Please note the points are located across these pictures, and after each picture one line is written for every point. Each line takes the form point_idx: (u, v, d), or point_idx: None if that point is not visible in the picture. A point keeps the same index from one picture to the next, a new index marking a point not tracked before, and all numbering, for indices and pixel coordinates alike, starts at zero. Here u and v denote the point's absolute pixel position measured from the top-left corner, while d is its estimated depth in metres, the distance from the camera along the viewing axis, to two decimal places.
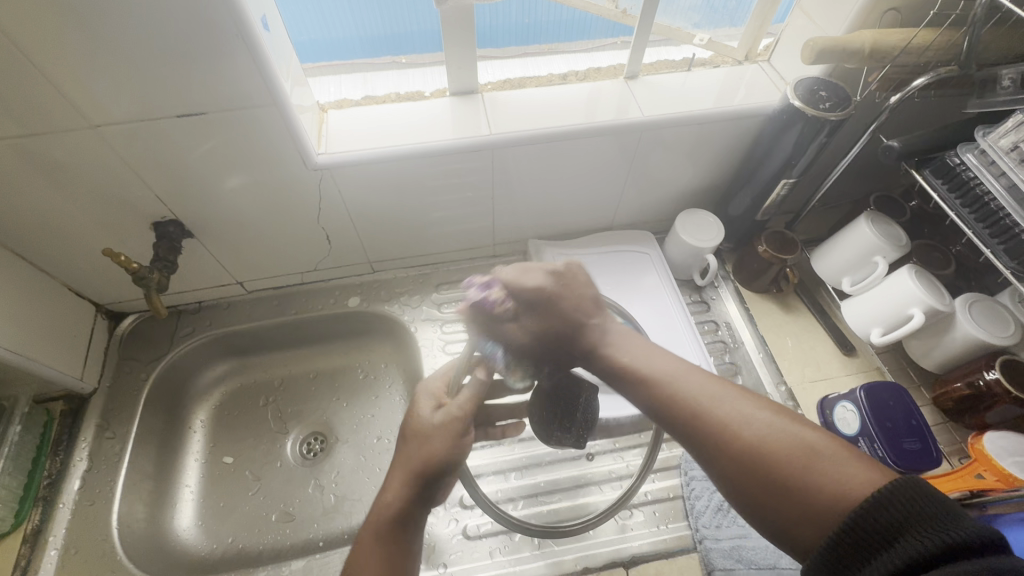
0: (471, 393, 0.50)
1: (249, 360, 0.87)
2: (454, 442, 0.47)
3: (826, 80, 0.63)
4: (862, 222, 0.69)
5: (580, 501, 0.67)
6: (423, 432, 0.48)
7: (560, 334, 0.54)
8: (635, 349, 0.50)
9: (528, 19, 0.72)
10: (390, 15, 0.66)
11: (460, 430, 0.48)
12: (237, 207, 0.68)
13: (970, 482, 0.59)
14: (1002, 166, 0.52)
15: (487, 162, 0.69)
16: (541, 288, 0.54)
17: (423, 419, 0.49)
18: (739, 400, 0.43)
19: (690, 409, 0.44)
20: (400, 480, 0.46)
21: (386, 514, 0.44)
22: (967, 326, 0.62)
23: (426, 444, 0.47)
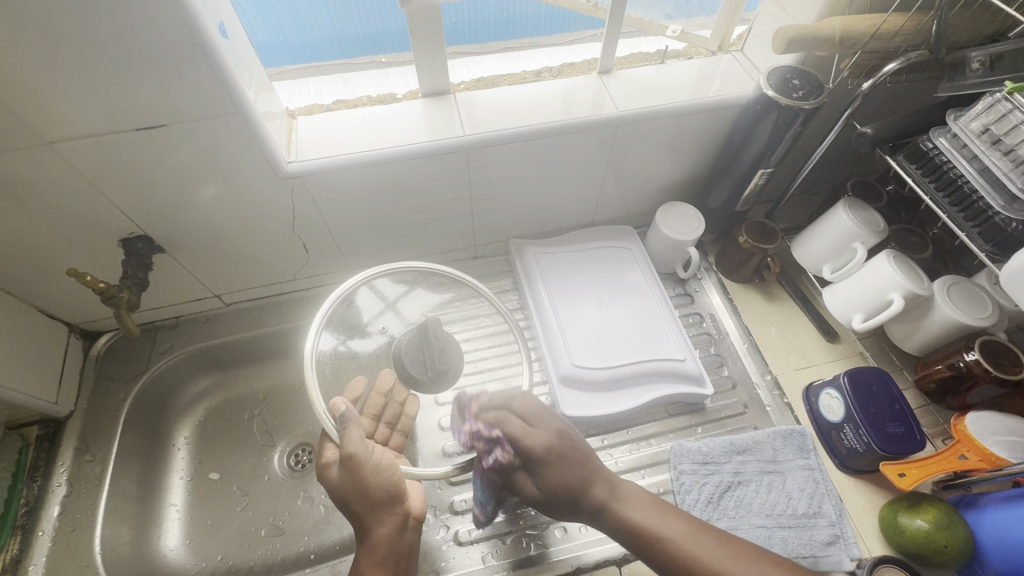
0: (355, 428, 0.50)
1: (231, 373, 0.85)
2: (378, 473, 0.51)
3: (798, 68, 0.63)
4: (839, 209, 0.70)
5: None
6: (348, 491, 0.50)
7: (580, 493, 0.48)
8: (643, 510, 0.49)
9: (506, 14, 0.71)
10: (367, 14, 0.66)
11: (363, 463, 0.50)
12: (210, 220, 0.66)
13: (955, 464, 0.59)
14: (974, 149, 0.52)
15: (463, 163, 0.68)
16: (547, 445, 0.49)
17: (338, 476, 0.51)
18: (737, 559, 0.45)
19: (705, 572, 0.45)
20: (380, 520, 0.51)
21: (384, 551, 0.51)
22: (945, 308, 0.62)
23: (364, 495, 0.51)
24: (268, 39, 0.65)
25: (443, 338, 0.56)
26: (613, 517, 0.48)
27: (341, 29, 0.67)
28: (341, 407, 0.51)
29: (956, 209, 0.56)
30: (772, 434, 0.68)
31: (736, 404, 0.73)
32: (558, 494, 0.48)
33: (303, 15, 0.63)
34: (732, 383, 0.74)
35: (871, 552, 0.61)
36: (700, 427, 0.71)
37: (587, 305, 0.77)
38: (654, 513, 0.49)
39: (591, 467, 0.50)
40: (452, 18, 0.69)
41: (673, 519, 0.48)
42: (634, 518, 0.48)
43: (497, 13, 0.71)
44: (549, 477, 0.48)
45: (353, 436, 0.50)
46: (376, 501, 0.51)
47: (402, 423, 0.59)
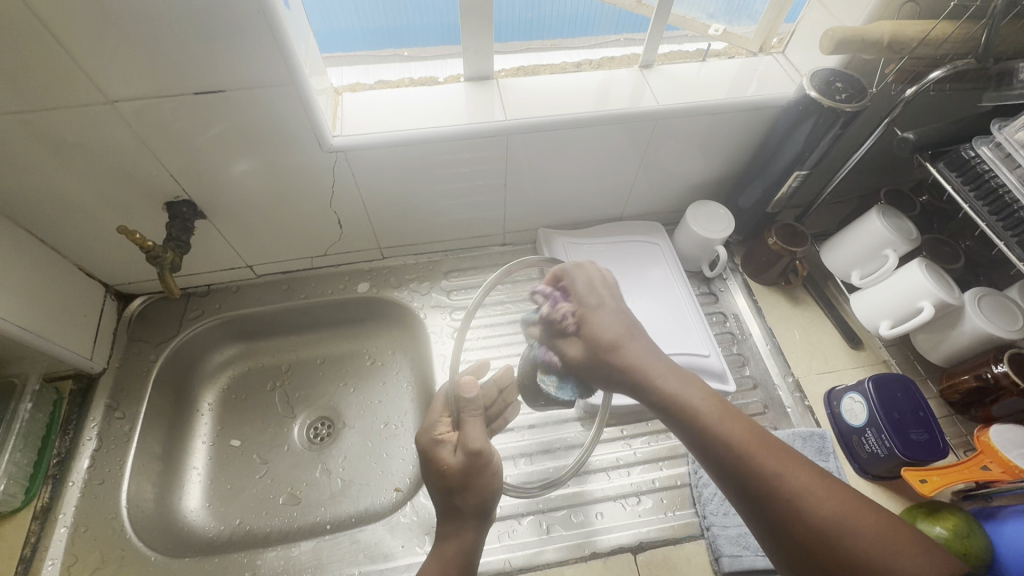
0: (477, 422, 0.50)
1: (257, 344, 0.87)
2: (492, 476, 0.50)
3: (842, 71, 0.63)
4: (872, 215, 0.70)
5: (588, 486, 0.66)
6: (458, 480, 0.49)
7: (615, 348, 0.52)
8: (700, 396, 0.48)
9: (532, 15, 0.72)
10: (394, 5, 0.66)
11: (486, 464, 0.49)
12: (249, 191, 0.68)
13: (977, 474, 0.60)
14: (1017, 159, 0.52)
15: (501, 148, 0.69)
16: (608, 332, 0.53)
17: (454, 461, 0.49)
18: (786, 462, 0.44)
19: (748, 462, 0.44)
20: (471, 525, 0.50)
21: (465, 554, 0.49)
22: (976, 320, 0.62)
23: (472, 492, 0.49)
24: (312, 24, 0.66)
25: None
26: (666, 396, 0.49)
27: (380, 17, 0.68)
28: (473, 391, 0.50)
29: (995, 219, 0.56)
30: (791, 435, 0.68)
31: (756, 402, 0.73)
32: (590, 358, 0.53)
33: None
34: (753, 383, 0.75)
35: None
36: None
37: None
38: (713, 404, 0.48)
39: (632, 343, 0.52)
40: (501, 15, 0.71)
41: (698, 390, 0.49)
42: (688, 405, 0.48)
43: (524, 12, 0.71)
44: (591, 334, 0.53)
45: (478, 430, 0.49)
46: (477, 505, 0.50)
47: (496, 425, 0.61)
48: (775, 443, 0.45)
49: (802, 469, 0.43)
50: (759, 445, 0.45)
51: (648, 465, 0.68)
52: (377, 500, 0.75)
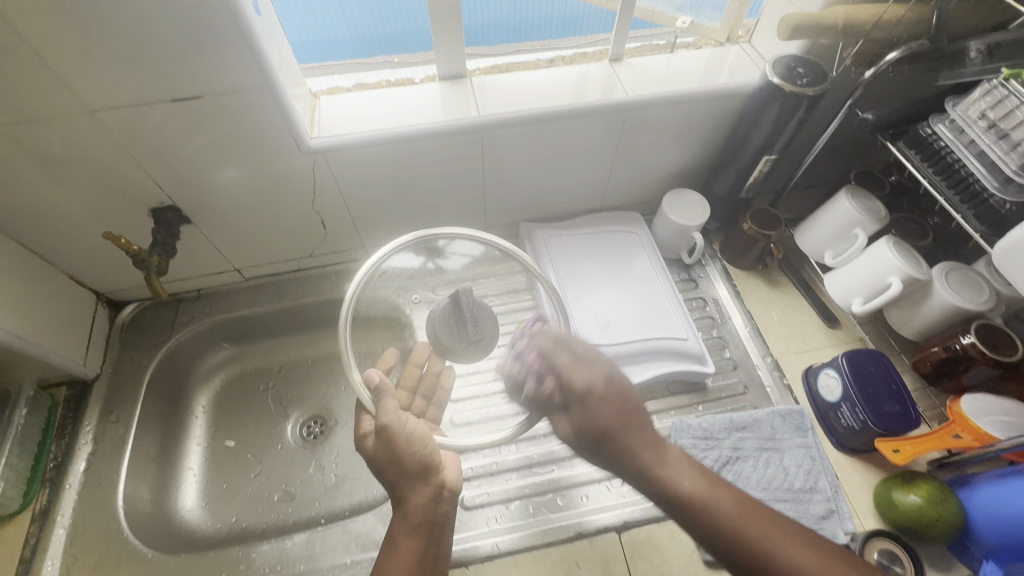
0: (389, 400, 0.54)
1: (247, 346, 0.88)
2: (409, 441, 0.53)
3: (804, 58, 0.65)
4: (842, 196, 0.72)
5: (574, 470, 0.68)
6: (384, 458, 0.53)
7: (620, 437, 0.47)
8: (694, 478, 0.46)
9: (520, 18, 0.74)
10: (382, 13, 0.69)
11: (397, 433, 0.52)
12: (232, 200, 0.70)
13: (949, 442, 0.62)
14: (972, 135, 0.54)
15: (477, 144, 0.71)
16: (590, 386, 0.49)
17: (371, 444, 0.54)
18: (794, 543, 0.43)
19: (740, 542, 0.43)
20: (413, 490, 0.53)
21: (417, 515, 0.52)
22: (944, 294, 0.64)
23: (398, 463, 0.52)
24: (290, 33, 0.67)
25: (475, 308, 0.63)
26: (653, 481, 0.46)
27: (356, 25, 0.69)
28: (375, 380, 0.55)
29: (952, 193, 0.58)
30: (770, 414, 0.70)
31: (736, 383, 0.75)
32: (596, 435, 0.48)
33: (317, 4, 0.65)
34: (733, 364, 0.76)
35: (864, 527, 0.63)
36: (701, 405, 0.73)
37: (594, 285, 0.79)
38: (704, 485, 0.46)
39: (645, 428, 0.48)
40: (470, 19, 0.72)
41: (687, 467, 0.47)
42: (682, 488, 0.45)
43: (512, 15, 0.73)
44: (584, 415, 0.49)
45: (387, 407, 0.53)
46: (410, 471, 0.53)
47: (435, 395, 0.69)
48: (770, 518, 0.44)
49: (804, 548, 0.43)
50: (756, 526, 0.44)
51: None
52: (370, 493, 0.77)
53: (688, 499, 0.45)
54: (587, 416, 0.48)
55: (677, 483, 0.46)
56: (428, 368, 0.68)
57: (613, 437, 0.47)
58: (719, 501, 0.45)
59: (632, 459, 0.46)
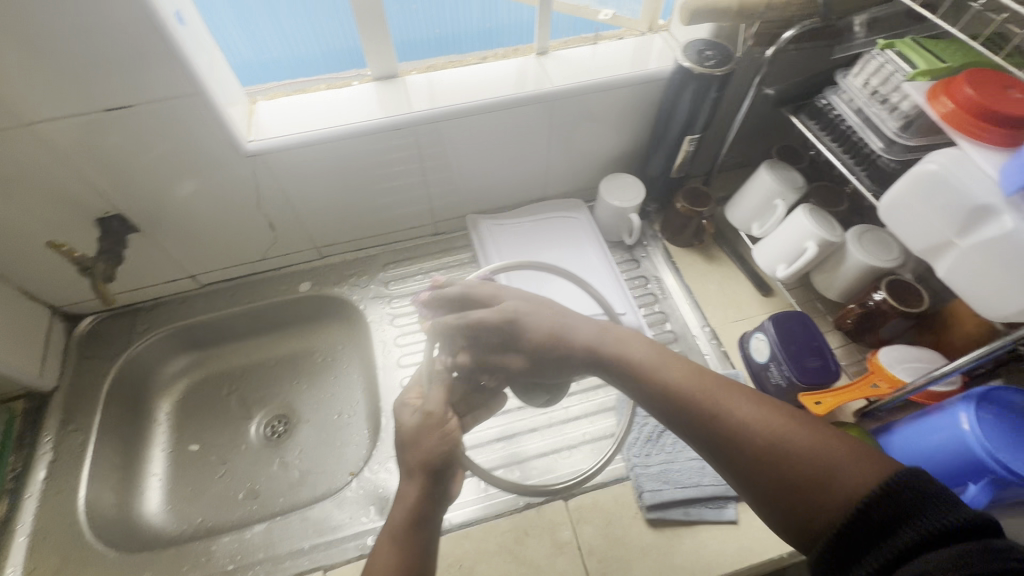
0: (439, 391, 0.52)
1: (209, 353, 0.90)
2: (443, 440, 0.48)
3: (712, 41, 0.69)
4: (761, 170, 0.76)
5: (548, 441, 0.72)
6: (409, 437, 0.49)
7: (562, 341, 0.52)
8: (642, 348, 0.51)
9: (489, 23, 0.79)
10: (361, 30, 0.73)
11: (437, 423, 0.49)
12: (194, 211, 0.73)
13: (867, 391, 0.66)
14: (858, 102, 0.59)
15: (412, 139, 0.74)
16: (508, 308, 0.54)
17: (411, 421, 0.50)
18: (736, 400, 0.44)
19: (689, 399, 0.46)
20: (423, 486, 0.48)
21: (415, 515, 0.47)
22: (857, 254, 0.69)
23: (421, 449, 0.48)
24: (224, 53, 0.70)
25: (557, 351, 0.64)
26: (603, 355, 0.51)
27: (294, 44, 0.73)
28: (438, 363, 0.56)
29: (848, 156, 0.62)
30: None
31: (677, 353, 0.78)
32: (549, 355, 0.53)
33: (248, 23, 0.68)
34: (673, 336, 0.80)
35: None
36: None
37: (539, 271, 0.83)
38: (650, 351, 0.51)
39: (576, 323, 0.54)
40: (402, 37, 0.76)
41: (640, 342, 0.52)
42: (629, 355, 0.50)
43: (482, 21, 0.78)
44: (535, 333, 0.53)
45: (436, 396, 0.51)
46: (429, 464, 0.48)
47: None
48: (715, 380, 0.46)
49: (741, 399, 0.44)
50: (701, 384, 0.46)
51: (585, 420, 0.74)
52: (333, 484, 0.79)
53: (633, 363, 0.50)
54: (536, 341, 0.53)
55: (630, 358, 0.50)
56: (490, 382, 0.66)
57: (552, 351, 0.52)
58: (663, 369, 0.48)
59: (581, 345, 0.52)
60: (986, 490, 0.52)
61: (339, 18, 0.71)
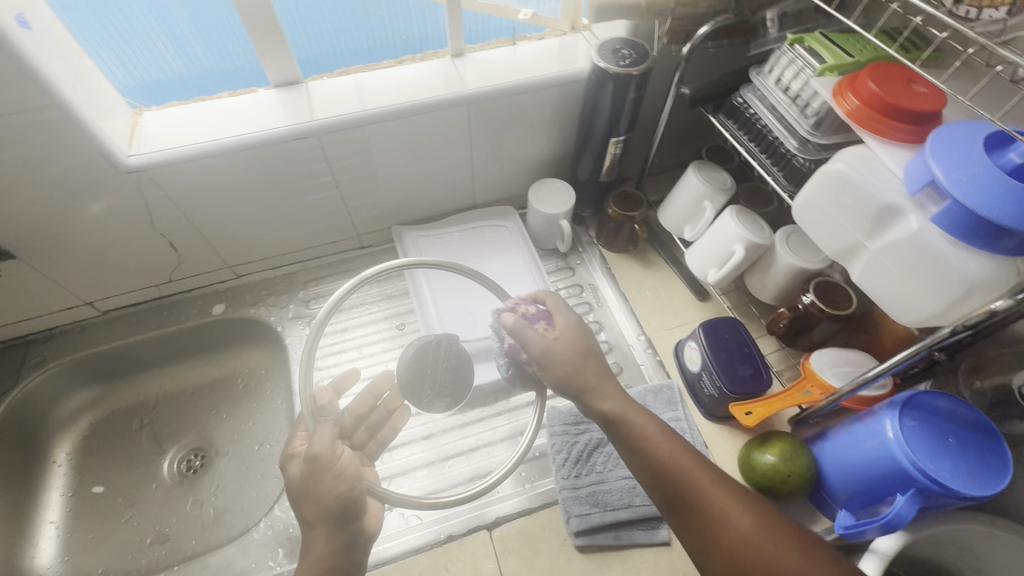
0: (326, 428, 0.49)
1: (118, 385, 0.83)
2: (337, 479, 0.47)
3: (626, 40, 0.67)
4: (689, 171, 0.73)
5: (474, 464, 0.69)
6: (300, 487, 0.47)
7: (582, 376, 0.50)
8: (644, 418, 0.48)
9: (459, 29, 0.77)
10: (318, 35, 0.70)
11: (325, 468, 0.46)
12: (113, 230, 0.68)
13: (799, 398, 0.63)
14: (772, 100, 0.56)
15: (317, 149, 0.69)
16: (561, 345, 0.51)
17: (298, 470, 0.48)
18: (719, 490, 0.45)
19: (676, 480, 0.45)
20: (324, 534, 0.47)
21: (326, 561, 0.47)
22: (785, 256, 0.66)
23: (317, 499, 0.46)
24: (130, 76, 0.65)
25: (451, 367, 0.60)
26: (613, 416, 0.48)
27: (206, 56, 0.67)
28: (323, 398, 0.53)
29: (764, 156, 0.59)
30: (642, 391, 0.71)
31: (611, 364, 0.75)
32: (566, 382, 0.50)
33: (148, 38, 0.63)
34: (608, 347, 0.77)
35: None
36: None
37: (468, 284, 0.79)
38: (651, 424, 0.48)
39: (599, 373, 0.50)
40: (304, 51, 0.72)
41: (641, 412, 0.49)
42: (631, 425, 0.48)
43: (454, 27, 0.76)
44: (563, 341, 0.51)
45: (322, 435, 0.48)
46: (328, 509, 0.47)
47: (384, 434, 0.62)
48: (701, 467, 0.46)
49: (724, 491, 0.44)
50: (688, 468, 0.46)
51: (508, 441, 0.71)
52: (250, 523, 0.73)
53: (631, 436, 0.47)
54: (563, 369, 0.50)
55: (629, 424, 0.48)
56: (385, 400, 0.61)
57: (574, 383, 0.49)
58: (658, 444, 0.47)
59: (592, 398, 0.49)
60: (913, 500, 0.49)
61: (238, 31, 0.66)
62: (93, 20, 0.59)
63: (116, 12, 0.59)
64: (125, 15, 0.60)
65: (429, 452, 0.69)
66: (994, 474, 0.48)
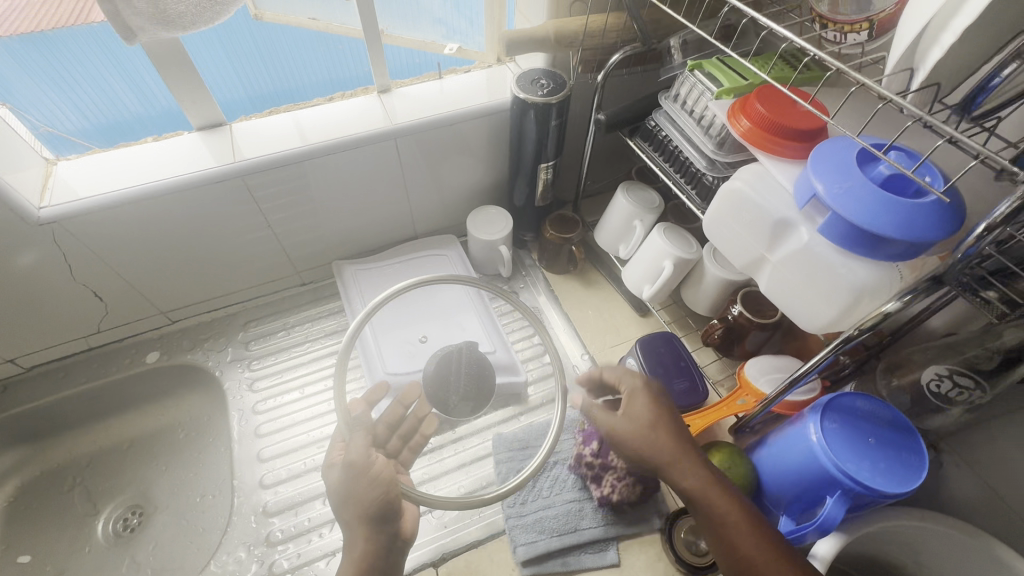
0: (360, 436, 0.50)
1: (47, 444, 0.79)
2: (373, 484, 0.48)
3: (546, 70, 0.69)
4: (618, 192, 0.75)
5: (475, 475, 0.67)
6: (343, 494, 0.48)
7: (658, 463, 0.52)
8: (700, 479, 0.50)
9: (418, 59, 0.80)
10: (276, 68, 0.72)
11: (364, 472, 0.48)
12: (29, 285, 0.65)
13: (735, 407, 0.64)
14: (680, 122, 0.59)
15: (244, 189, 0.68)
16: (630, 429, 0.53)
17: (336, 480, 0.49)
18: (760, 551, 0.46)
19: (722, 534, 0.48)
20: (370, 531, 0.49)
21: (363, 563, 0.49)
22: (712, 270, 0.68)
23: (357, 502, 0.48)
24: (84, 119, 0.66)
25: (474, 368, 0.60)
26: (679, 486, 0.51)
27: (161, 94, 0.68)
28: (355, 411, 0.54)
29: (678, 176, 0.62)
30: None
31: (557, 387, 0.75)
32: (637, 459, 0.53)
33: (102, 79, 0.64)
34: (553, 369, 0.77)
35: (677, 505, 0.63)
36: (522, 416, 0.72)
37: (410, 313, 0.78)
38: (701, 483, 0.50)
39: (676, 462, 0.51)
40: (226, 94, 0.72)
41: (697, 470, 0.51)
42: (687, 485, 0.50)
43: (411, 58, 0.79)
44: (628, 427, 0.53)
45: (358, 444, 0.49)
46: (367, 512, 0.48)
47: (416, 442, 0.58)
48: (746, 524, 0.48)
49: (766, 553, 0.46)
50: (734, 525, 0.48)
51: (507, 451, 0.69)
52: None
53: (687, 492, 0.50)
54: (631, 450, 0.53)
55: (680, 482, 0.51)
56: (413, 410, 0.59)
57: (647, 458, 0.52)
58: (713, 499, 0.49)
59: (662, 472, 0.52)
60: (841, 501, 0.50)
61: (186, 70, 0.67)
62: (45, 64, 0.60)
63: (69, 57, 0.60)
64: (80, 57, 0.61)
65: (437, 465, 0.65)
66: (913, 469, 0.50)
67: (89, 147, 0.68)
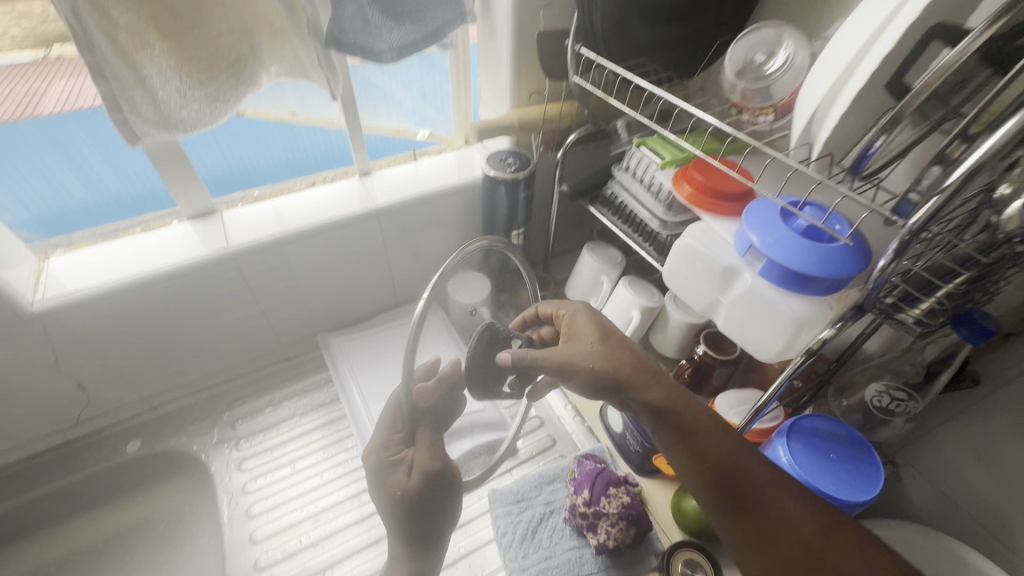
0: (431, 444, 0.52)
1: (11, 552, 0.74)
2: (444, 509, 0.55)
3: (513, 150, 0.77)
4: (584, 252, 0.83)
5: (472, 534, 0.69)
6: (416, 501, 0.52)
7: (617, 377, 0.53)
8: (662, 389, 0.52)
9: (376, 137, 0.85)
10: (236, 152, 0.76)
11: (447, 485, 0.53)
12: (11, 379, 0.65)
13: None
14: (632, 190, 0.69)
15: (235, 271, 0.72)
16: (583, 349, 0.55)
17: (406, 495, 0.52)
18: (726, 442, 0.48)
19: (688, 432, 0.49)
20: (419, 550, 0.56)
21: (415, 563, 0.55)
22: (675, 315, 0.76)
23: (431, 506, 0.53)
24: (26, 210, 0.65)
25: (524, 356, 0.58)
26: (637, 397, 0.52)
27: (109, 183, 0.69)
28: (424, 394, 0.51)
29: (636, 235, 0.70)
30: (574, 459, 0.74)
31: (545, 439, 0.79)
32: (591, 376, 0.54)
33: (45, 168, 0.64)
34: (540, 421, 0.82)
35: (671, 541, 0.66)
36: (514, 468, 0.76)
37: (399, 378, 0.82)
38: (665, 393, 0.52)
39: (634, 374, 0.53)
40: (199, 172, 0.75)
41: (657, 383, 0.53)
42: (649, 397, 0.51)
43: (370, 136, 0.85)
44: (579, 346, 0.55)
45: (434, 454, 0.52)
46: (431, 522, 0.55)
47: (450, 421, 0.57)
48: (710, 422, 0.50)
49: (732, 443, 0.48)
50: (699, 423, 0.49)
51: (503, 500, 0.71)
52: None
53: (648, 402, 0.51)
54: (585, 372, 0.53)
55: (644, 393, 0.52)
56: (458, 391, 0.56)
57: (606, 376, 0.53)
58: (678, 403, 0.51)
59: (619, 383, 0.53)
60: None
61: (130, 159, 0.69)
62: None
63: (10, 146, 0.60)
64: (18, 145, 0.61)
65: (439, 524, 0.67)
66: (870, 479, 0.56)
67: (30, 237, 0.67)
